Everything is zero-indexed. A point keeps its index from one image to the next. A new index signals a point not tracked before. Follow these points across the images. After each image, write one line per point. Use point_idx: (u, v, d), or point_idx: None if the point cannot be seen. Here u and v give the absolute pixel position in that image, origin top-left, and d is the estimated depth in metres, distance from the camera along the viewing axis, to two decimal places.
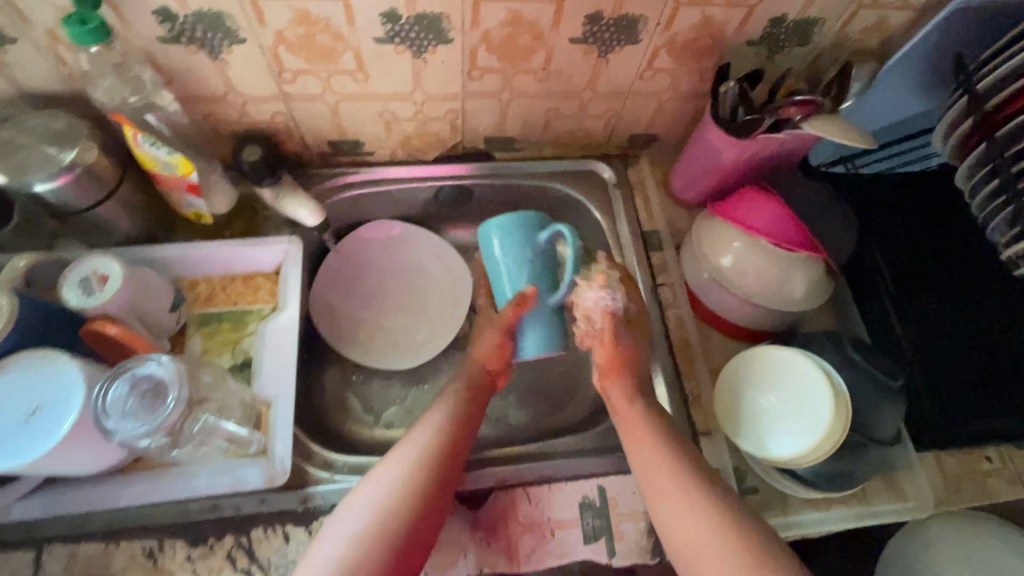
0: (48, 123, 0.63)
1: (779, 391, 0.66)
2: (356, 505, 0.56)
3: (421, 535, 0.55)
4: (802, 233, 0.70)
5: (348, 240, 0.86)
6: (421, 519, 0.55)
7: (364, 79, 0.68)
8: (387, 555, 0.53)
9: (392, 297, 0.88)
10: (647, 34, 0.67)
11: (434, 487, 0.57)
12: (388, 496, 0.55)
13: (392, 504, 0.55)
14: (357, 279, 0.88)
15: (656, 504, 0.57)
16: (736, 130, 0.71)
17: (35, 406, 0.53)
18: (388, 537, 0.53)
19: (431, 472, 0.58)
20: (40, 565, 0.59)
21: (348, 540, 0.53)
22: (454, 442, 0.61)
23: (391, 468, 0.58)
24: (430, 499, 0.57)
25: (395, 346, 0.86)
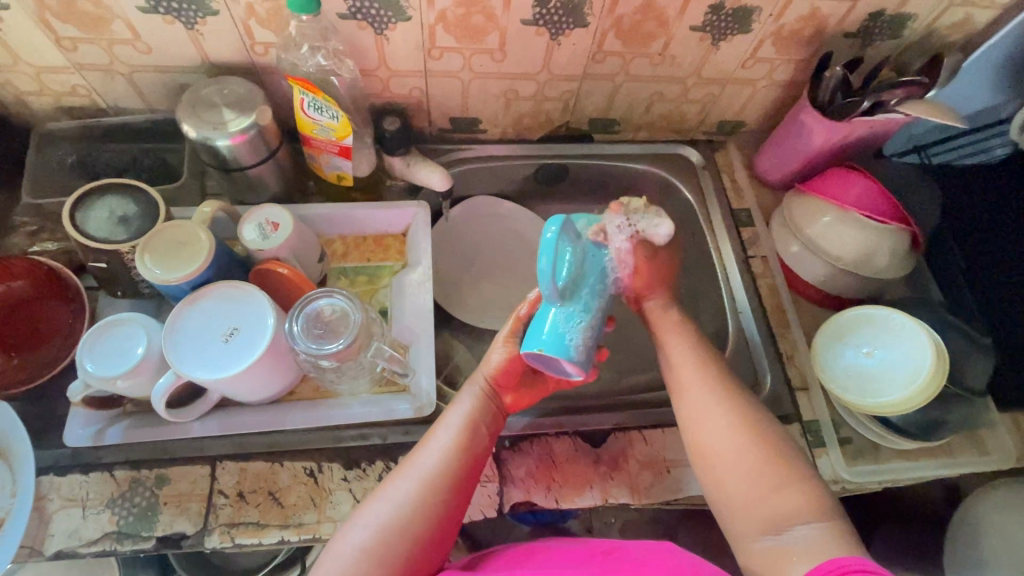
0: (226, 87, 0.71)
1: (874, 345, 0.72)
2: (382, 496, 0.58)
3: (442, 530, 0.58)
4: (891, 207, 0.77)
5: (458, 211, 0.94)
6: (442, 515, 0.58)
7: (501, 58, 0.76)
8: (402, 543, 0.55)
9: (494, 265, 0.96)
10: (758, 24, 0.74)
11: (454, 485, 0.59)
12: (410, 493, 0.58)
13: (415, 500, 0.58)
14: (463, 248, 0.95)
15: (675, 400, 0.65)
16: (834, 114, 0.79)
17: (233, 328, 0.61)
18: (403, 529, 0.56)
19: (451, 472, 0.60)
20: (216, 478, 0.65)
21: (372, 531, 0.56)
22: (474, 444, 0.62)
23: (416, 464, 0.60)
24: (452, 497, 0.59)
25: (497, 309, 0.93)
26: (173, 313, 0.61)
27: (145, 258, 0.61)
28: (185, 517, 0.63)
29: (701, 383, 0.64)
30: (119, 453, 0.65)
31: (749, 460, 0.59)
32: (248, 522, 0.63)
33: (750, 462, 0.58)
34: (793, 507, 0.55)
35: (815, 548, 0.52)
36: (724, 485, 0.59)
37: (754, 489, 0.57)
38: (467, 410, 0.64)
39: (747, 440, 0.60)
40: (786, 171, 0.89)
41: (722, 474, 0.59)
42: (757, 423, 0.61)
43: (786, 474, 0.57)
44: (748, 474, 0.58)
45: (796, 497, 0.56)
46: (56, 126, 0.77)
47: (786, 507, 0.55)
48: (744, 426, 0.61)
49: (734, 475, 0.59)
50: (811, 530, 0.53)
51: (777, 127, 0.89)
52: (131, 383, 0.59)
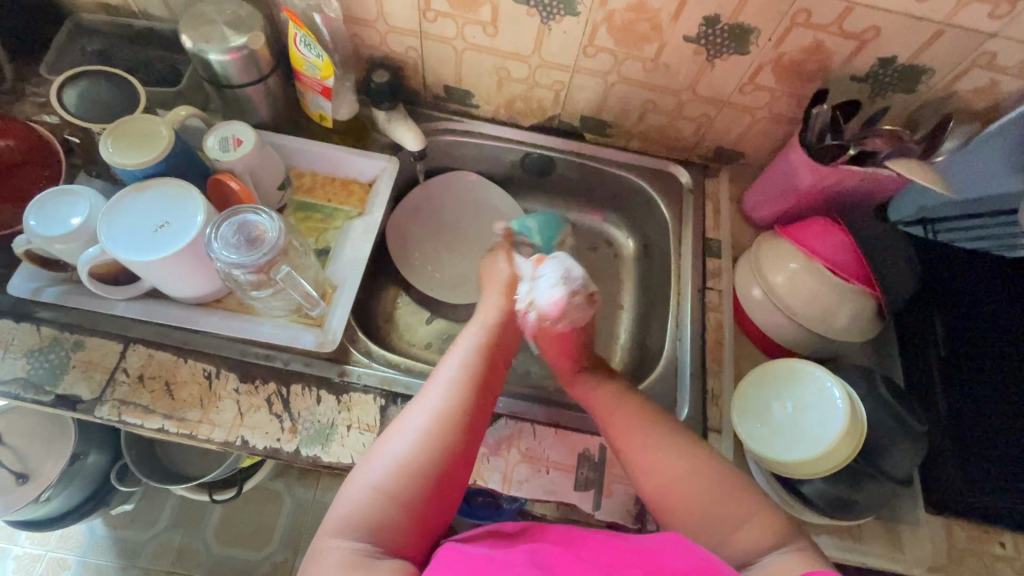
0: (228, 7, 0.75)
1: (798, 401, 0.67)
2: (399, 431, 0.61)
3: (460, 464, 0.60)
4: (858, 266, 0.73)
5: (437, 180, 0.96)
6: (458, 448, 0.60)
7: (493, 33, 0.77)
8: (427, 470, 0.58)
9: (460, 241, 0.97)
10: (756, 47, 0.71)
11: (470, 414, 0.63)
12: (426, 427, 0.60)
13: (433, 431, 0.60)
14: (434, 217, 0.97)
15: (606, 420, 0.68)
16: (819, 156, 0.74)
17: (163, 221, 0.64)
18: (426, 462, 0.59)
19: (463, 407, 0.62)
20: (124, 358, 0.70)
21: (393, 465, 0.58)
22: (482, 378, 0.65)
23: (429, 398, 0.63)
24: (468, 427, 0.62)
25: (449, 285, 0.95)
26: (119, 195, 0.65)
27: (107, 139, 0.67)
28: (87, 384, 0.68)
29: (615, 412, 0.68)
30: (51, 312, 0.71)
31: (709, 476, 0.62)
32: (139, 404, 0.67)
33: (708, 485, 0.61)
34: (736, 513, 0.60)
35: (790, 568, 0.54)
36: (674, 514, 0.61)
37: (711, 507, 0.60)
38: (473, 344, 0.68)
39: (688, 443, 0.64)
40: (771, 209, 0.85)
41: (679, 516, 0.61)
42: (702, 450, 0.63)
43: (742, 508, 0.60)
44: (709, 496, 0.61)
45: (753, 530, 0.58)
46: (90, 19, 0.85)
47: (745, 541, 0.58)
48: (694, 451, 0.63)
49: (689, 505, 0.61)
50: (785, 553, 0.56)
51: (771, 163, 0.84)
52: (66, 247, 0.65)
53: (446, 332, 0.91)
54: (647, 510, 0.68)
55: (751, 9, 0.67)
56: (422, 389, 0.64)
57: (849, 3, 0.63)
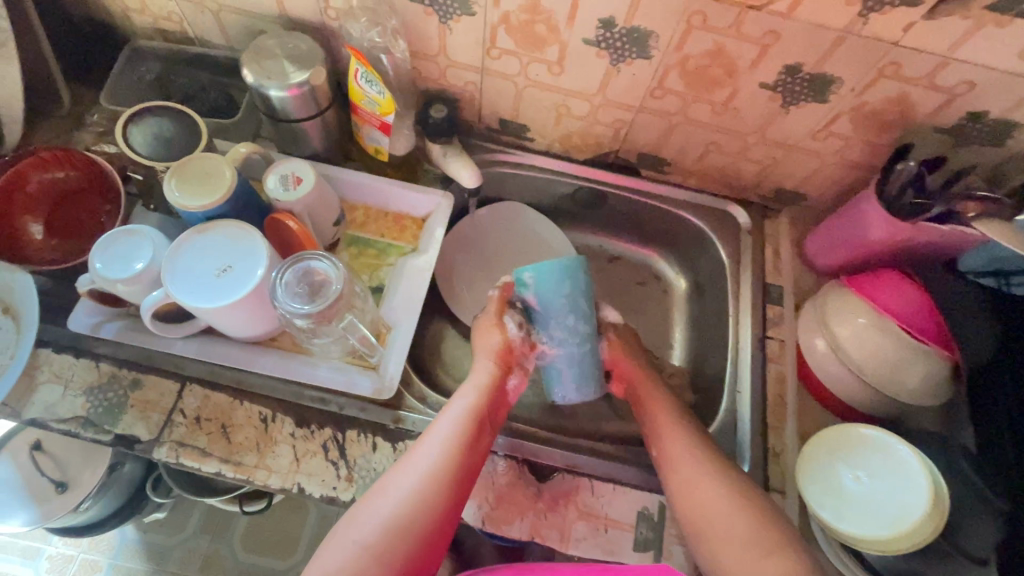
0: (290, 41, 0.74)
1: (871, 470, 0.64)
2: (385, 489, 0.60)
3: (443, 528, 0.59)
4: (934, 327, 0.70)
5: (485, 210, 0.95)
6: (444, 511, 0.59)
7: (558, 72, 0.75)
8: (410, 534, 0.57)
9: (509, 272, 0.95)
10: (836, 96, 0.68)
11: (455, 483, 0.61)
12: (415, 487, 0.59)
13: (421, 493, 0.59)
14: (483, 247, 0.95)
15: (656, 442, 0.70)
16: (900, 211, 0.72)
17: (226, 266, 0.63)
18: (410, 524, 0.57)
19: (454, 467, 0.61)
20: (181, 397, 0.69)
21: (377, 526, 0.57)
22: (475, 437, 0.64)
23: (415, 461, 0.61)
24: (455, 491, 0.61)
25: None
26: (182, 237, 0.65)
27: (171, 180, 0.66)
28: (144, 424, 0.68)
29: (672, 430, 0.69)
30: (109, 348, 0.71)
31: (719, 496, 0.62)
32: (195, 447, 0.67)
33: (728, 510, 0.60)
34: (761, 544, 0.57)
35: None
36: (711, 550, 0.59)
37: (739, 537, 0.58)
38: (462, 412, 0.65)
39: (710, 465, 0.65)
40: (836, 257, 0.82)
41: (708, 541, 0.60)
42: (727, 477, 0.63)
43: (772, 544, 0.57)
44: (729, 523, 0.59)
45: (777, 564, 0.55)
46: (148, 45, 0.84)
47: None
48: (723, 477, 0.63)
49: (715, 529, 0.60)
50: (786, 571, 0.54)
51: (838, 210, 0.81)
52: (130, 289, 0.64)
53: None
54: None
55: (837, 59, 0.63)
56: (414, 446, 0.63)
57: (946, 58, 0.60)
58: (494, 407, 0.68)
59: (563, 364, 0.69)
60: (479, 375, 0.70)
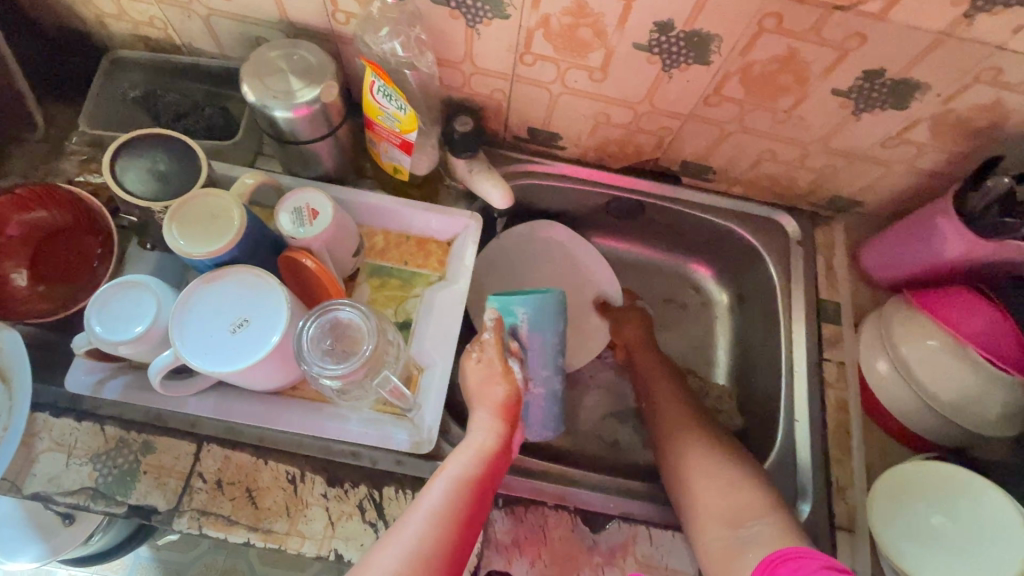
0: (295, 52, 0.65)
1: (942, 510, 0.63)
2: (381, 552, 0.49)
3: None
4: (1020, 354, 0.64)
5: (516, 234, 0.87)
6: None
7: (600, 79, 0.66)
8: None
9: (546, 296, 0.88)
10: (918, 102, 0.61)
11: (461, 540, 0.51)
12: (416, 547, 0.49)
13: (424, 553, 0.49)
14: (516, 272, 0.87)
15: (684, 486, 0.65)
16: (982, 229, 0.64)
17: (242, 320, 0.56)
18: None
19: (461, 521, 0.52)
20: (199, 460, 0.63)
21: None
22: (486, 485, 0.55)
23: (417, 513, 0.52)
24: (461, 551, 0.51)
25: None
26: (189, 288, 0.57)
27: (172, 226, 0.58)
28: (161, 492, 0.61)
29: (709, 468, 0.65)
30: (114, 409, 0.64)
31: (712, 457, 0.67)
32: (219, 515, 0.61)
33: (724, 476, 0.64)
34: (756, 507, 0.60)
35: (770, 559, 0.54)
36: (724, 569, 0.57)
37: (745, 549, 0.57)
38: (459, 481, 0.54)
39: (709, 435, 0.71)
40: (899, 272, 0.76)
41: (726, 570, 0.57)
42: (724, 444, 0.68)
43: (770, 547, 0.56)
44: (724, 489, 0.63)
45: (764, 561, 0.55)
46: (129, 54, 0.74)
47: None
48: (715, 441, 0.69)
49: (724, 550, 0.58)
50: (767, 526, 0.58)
51: (900, 222, 0.75)
52: (133, 351, 0.57)
53: None
54: None
55: (927, 64, 0.56)
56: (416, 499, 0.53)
57: None
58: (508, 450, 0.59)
59: (541, 399, 0.67)
60: (482, 434, 0.59)
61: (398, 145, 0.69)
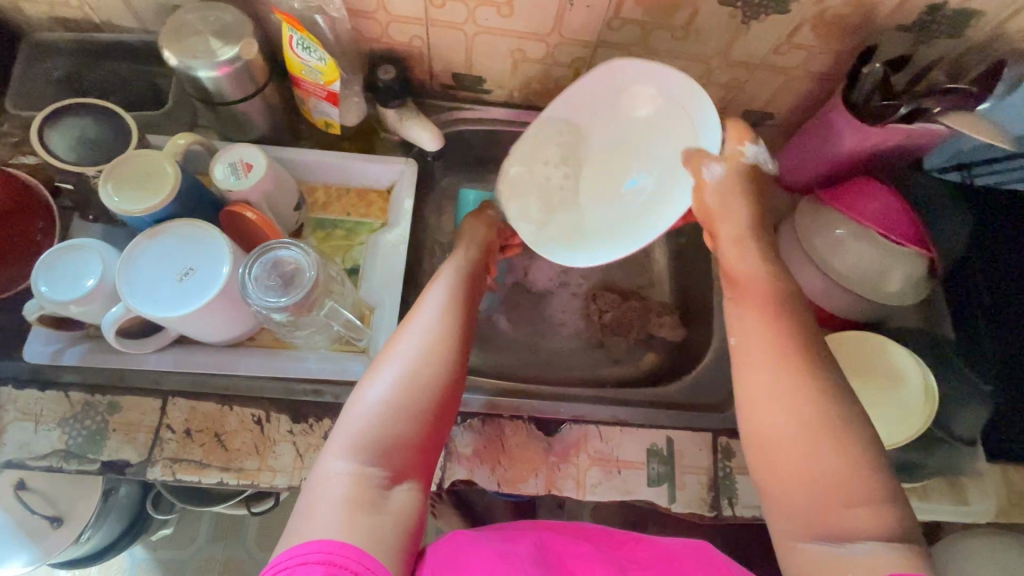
0: (211, 13, 0.67)
1: (862, 375, 0.66)
2: (396, 351, 0.57)
3: (459, 380, 0.57)
4: (911, 227, 0.71)
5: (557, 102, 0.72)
6: (458, 362, 0.58)
7: (508, 14, 0.70)
8: (430, 386, 0.55)
9: (606, 151, 0.76)
10: (798, 4, 0.66)
11: (464, 335, 0.60)
12: (426, 341, 0.57)
13: (433, 344, 0.57)
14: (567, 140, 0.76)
15: (778, 456, 0.49)
16: (867, 117, 0.71)
17: (187, 268, 0.59)
18: (428, 378, 0.55)
19: (459, 320, 0.60)
20: (166, 413, 0.66)
21: (396, 381, 0.54)
22: (471, 294, 0.64)
23: (420, 318, 0.59)
24: (466, 342, 0.60)
25: (579, 230, 0.76)
26: (132, 244, 0.60)
27: (107, 184, 0.60)
28: (131, 446, 0.64)
29: (798, 398, 0.50)
30: (76, 375, 0.66)
31: (808, 451, 0.48)
32: (191, 460, 0.64)
33: (818, 437, 0.48)
34: (850, 472, 0.47)
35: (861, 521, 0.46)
36: (786, 505, 0.49)
37: (818, 487, 0.47)
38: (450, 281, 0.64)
39: (813, 433, 0.48)
40: (807, 173, 0.82)
41: (788, 510, 0.49)
42: (823, 409, 0.49)
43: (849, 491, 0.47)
44: (805, 482, 0.48)
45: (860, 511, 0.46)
46: (50, 37, 0.75)
47: (859, 522, 0.46)
48: (813, 410, 0.49)
49: (798, 494, 0.48)
50: (876, 544, 0.45)
51: (805, 125, 0.81)
52: (83, 309, 0.59)
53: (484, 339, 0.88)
54: (720, 496, 0.68)
55: None
56: (412, 311, 0.61)
57: None
58: (481, 269, 0.69)
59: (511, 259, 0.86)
60: (458, 258, 0.68)
61: (322, 95, 0.72)
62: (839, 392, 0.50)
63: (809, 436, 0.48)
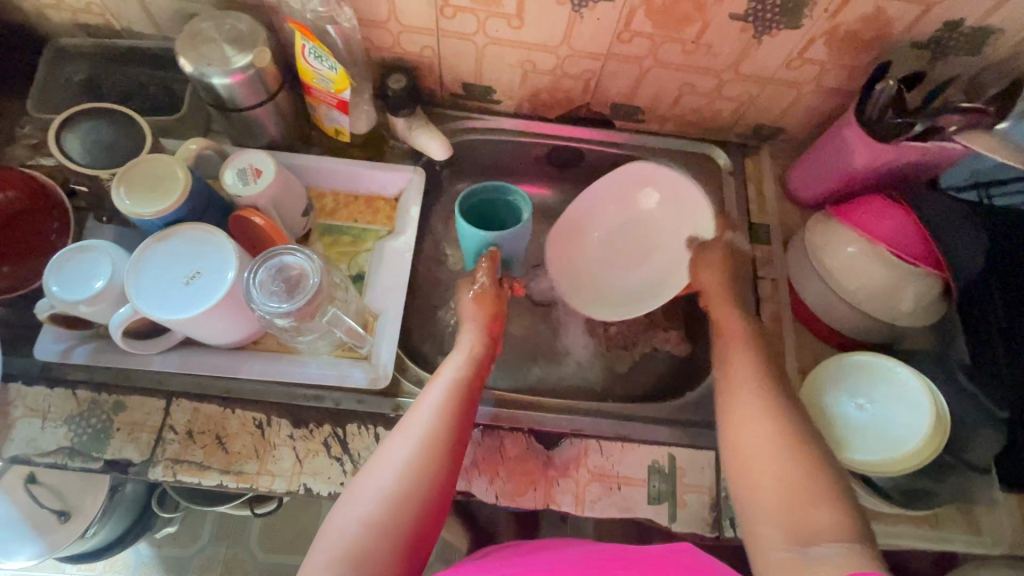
0: (226, 22, 0.68)
1: (872, 397, 0.65)
2: (383, 464, 0.55)
3: (444, 498, 0.55)
4: (926, 246, 0.69)
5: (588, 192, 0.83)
6: (446, 481, 0.56)
7: (518, 25, 0.70)
8: (415, 505, 0.53)
9: (620, 236, 0.85)
10: (810, 20, 0.65)
11: (454, 447, 0.58)
12: (414, 457, 0.55)
13: (422, 461, 0.55)
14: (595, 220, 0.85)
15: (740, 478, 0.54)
16: (880, 133, 0.69)
17: (194, 271, 0.60)
18: (413, 496, 0.53)
19: (450, 432, 0.58)
20: (169, 414, 0.66)
21: (379, 500, 0.52)
22: (468, 401, 0.62)
23: (412, 428, 0.58)
24: (455, 456, 0.58)
25: (597, 296, 0.86)
26: (142, 247, 0.61)
27: (120, 187, 0.61)
28: (134, 446, 0.65)
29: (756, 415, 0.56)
30: (84, 373, 0.67)
31: (773, 460, 0.52)
32: (192, 462, 0.65)
33: (777, 453, 0.53)
34: (809, 486, 0.49)
35: (823, 526, 0.46)
36: (758, 528, 0.50)
37: (781, 494, 0.50)
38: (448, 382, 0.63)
39: (773, 444, 0.54)
40: (818, 189, 0.81)
41: (760, 527, 0.50)
42: (784, 427, 0.55)
43: (811, 496, 0.49)
44: (779, 481, 0.51)
45: (819, 513, 0.47)
46: (71, 43, 0.77)
47: (821, 523, 0.47)
48: (775, 429, 0.55)
49: (766, 503, 0.50)
50: (842, 547, 0.44)
51: (816, 142, 0.80)
52: (93, 309, 0.60)
53: None
54: (722, 517, 0.67)
55: None
56: (405, 419, 0.59)
57: None
58: (482, 370, 0.67)
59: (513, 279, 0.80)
60: (456, 358, 0.66)
61: (332, 103, 0.73)
62: (799, 417, 0.55)
63: (772, 445, 0.54)
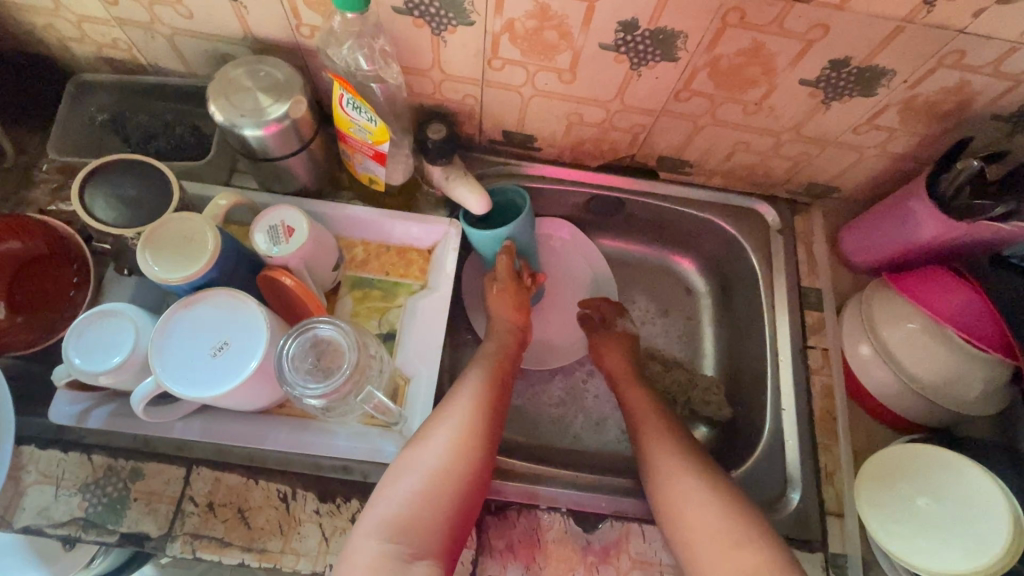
0: (261, 68, 0.64)
1: (930, 494, 0.62)
2: (426, 442, 0.60)
3: (482, 476, 0.59)
4: (999, 333, 0.64)
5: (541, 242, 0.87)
6: (484, 459, 0.60)
7: (570, 80, 0.66)
8: (457, 480, 0.57)
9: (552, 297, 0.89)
10: (886, 89, 0.61)
11: (488, 429, 0.62)
12: (455, 437, 0.59)
13: (461, 440, 0.59)
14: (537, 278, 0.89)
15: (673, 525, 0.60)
16: (953, 211, 0.65)
17: (222, 342, 0.56)
18: (454, 470, 0.57)
19: (486, 415, 0.63)
20: (189, 483, 0.63)
21: (425, 475, 0.57)
22: (500, 390, 0.66)
23: (451, 411, 0.62)
24: (492, 439, 0.62)
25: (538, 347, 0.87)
26: (167, 313, 0.57)
27: (146, 252, 0.57)
28: (152, 518, 0.61)
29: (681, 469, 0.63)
30: (101, 438, 0.64)
31: (712, 512, 0.58)
32: (212, 537, 0.61)
33: (704, 509, 0.59)
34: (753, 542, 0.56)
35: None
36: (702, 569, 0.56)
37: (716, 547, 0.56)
38: (477, 384, 0.65)
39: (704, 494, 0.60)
40: (875, 255, 0.76)
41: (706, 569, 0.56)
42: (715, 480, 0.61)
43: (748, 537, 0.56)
44: (712, 535, 0.57)
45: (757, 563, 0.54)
46: (94, 78, 0.73)
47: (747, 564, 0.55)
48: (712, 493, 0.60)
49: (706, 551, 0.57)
50: None
51: (875, 206, 0.76)
52: (115, 380, 0.57)
53: (519, 405, 0.84)
54: None
55: (890, 52, 0.56)
56: (444, 401, 0.63)
57: (1016, 43, 0.53)
58: (511, 360, 0.71)
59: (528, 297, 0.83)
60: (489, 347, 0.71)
61: (369, 154, 0.69)
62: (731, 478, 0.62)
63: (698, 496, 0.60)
